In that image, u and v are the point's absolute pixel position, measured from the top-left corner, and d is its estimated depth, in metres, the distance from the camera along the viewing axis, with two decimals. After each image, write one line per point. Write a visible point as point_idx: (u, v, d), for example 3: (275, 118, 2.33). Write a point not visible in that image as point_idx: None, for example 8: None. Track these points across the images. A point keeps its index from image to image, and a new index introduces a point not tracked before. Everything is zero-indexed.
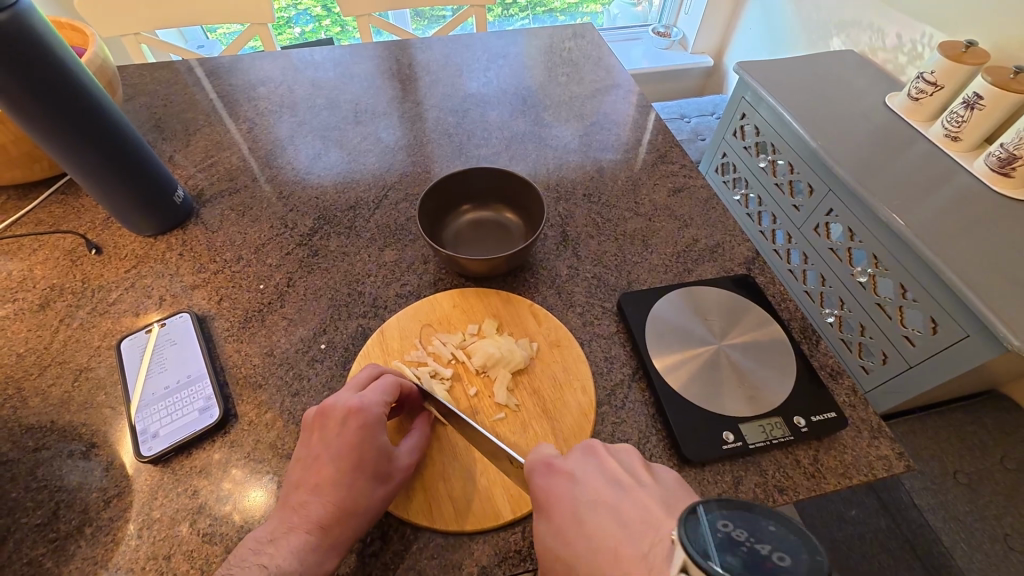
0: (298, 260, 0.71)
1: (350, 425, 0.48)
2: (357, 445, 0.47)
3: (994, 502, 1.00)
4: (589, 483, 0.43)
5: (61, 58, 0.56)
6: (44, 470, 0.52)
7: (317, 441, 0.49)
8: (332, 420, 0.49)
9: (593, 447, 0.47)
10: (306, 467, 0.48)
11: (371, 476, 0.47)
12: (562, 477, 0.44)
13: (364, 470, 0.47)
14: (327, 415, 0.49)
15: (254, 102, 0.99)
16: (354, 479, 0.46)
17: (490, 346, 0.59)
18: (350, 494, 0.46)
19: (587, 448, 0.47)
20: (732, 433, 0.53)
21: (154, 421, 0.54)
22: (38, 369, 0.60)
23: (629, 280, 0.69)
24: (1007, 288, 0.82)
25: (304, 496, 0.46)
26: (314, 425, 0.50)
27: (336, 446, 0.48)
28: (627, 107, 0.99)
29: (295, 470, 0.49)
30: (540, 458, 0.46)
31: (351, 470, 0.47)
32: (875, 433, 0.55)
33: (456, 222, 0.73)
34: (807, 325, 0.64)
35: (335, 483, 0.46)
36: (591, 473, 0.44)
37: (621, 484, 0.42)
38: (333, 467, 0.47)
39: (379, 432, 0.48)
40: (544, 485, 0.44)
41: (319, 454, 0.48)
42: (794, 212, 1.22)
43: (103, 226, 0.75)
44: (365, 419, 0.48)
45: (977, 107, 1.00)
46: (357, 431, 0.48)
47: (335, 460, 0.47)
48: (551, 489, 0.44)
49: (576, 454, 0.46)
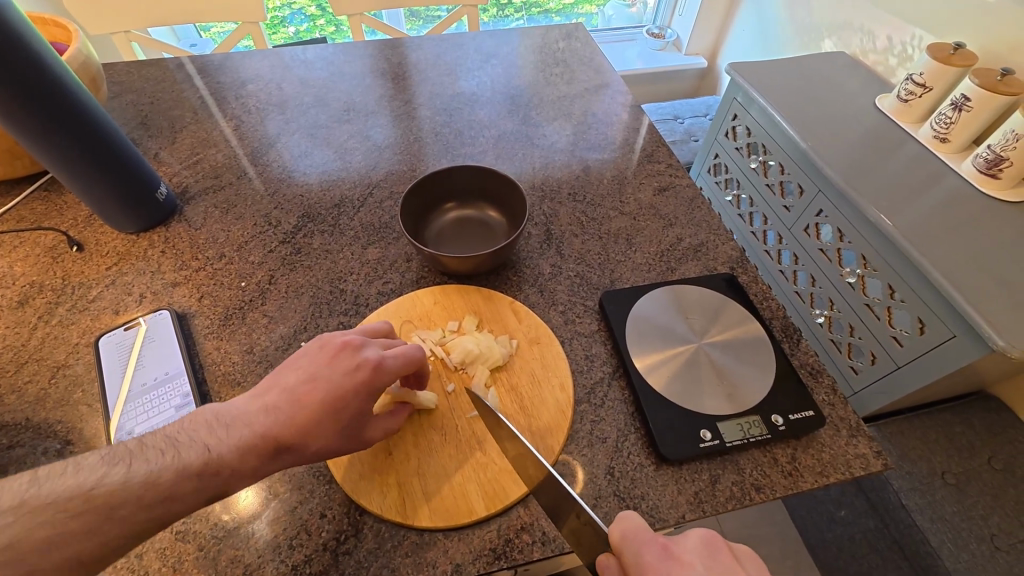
0: (281, 258, 0.71)
1: (360, 376, 0.46)
2: (348, 394, 0.45)
3: (980, 502, 1.00)
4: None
5: (41, 55, 0.56)
6: (18, 468, 0.52)
7: (322, 369, 0.47)
8: (349, 359, 0.47)
9: (717, 539, 0.38)
10: (299, 381, 0.46)
11: (340, 431, 0.45)
12: (680, 567, 0.37)
13: (338, 420, 0.45)
14: (349, 355, 0.47)
15: (242, 100, 0.98)
16: (325, 424, 0.45)
17: (469, 343, 0.59)
18: (310, 429, 0.44)
19: (709, 538, 0.38)
20: (710, 430, 0.53)
21: (129, 418, 0.54)
22: (15, 367, 0.59)
23: (613, 278, 0.69)
24: (993, 289, 0.83)
25: (268, 410, 0.45)
26: (332, 351, 0.48)
27: (335, 383, 0.46)
28: (616, 107, 0.99)
29: (292, 380, 0.47)
30: (648, 534, 0.39)
31: (328, 416, 0.45)
32: (853, 431, 0.55)
33: (440, 220, 0.72)
34: (788, 324, 0.64)
35: (311, 414, 0.44)
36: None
37: None
38: (318, 401, 0.45)
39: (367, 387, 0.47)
40: (658, 569, 0.37)
41: (316, 381, 0.46)
42: (785, 213, 1.23)
43: (85, 223, 0.75)
44: (375, 379, 0.46)
45: (965, 109, 1.00)
46: (360, 384, 0.46)
47: (326, 394, 0.45)
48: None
49: (695, 541, 0.38)
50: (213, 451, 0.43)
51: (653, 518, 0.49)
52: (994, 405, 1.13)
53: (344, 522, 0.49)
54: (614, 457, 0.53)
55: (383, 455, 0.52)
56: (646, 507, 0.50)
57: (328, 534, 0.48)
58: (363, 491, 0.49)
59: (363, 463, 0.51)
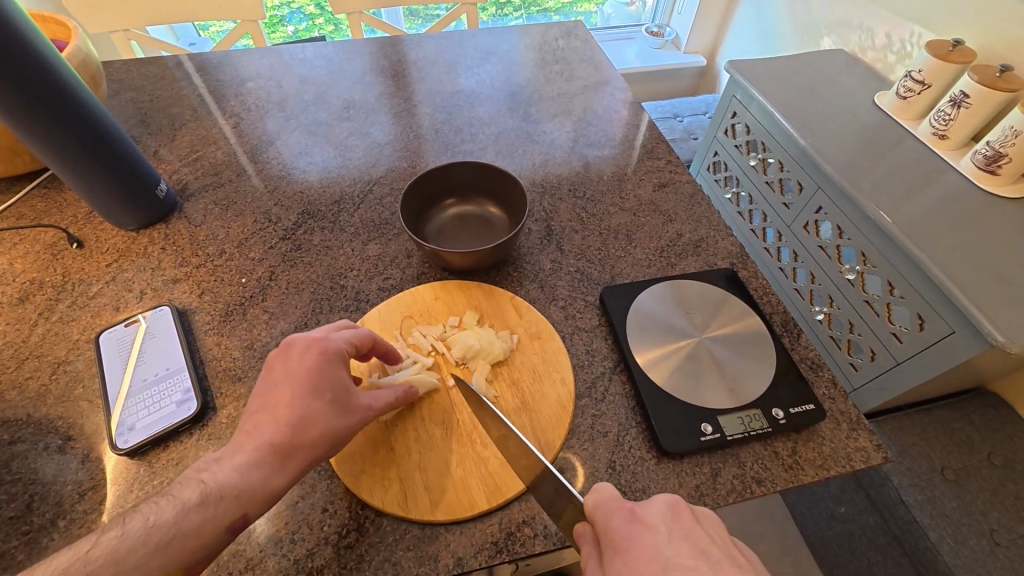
0: (281, 254, 0.71)
1: (310, 354, 0.47)
2: (314, 373, 0.46)
3: (980, 498, 1.00)
4: (677, 547, 0.37)
5: (45, 55, 0.56)
6: (19, 463, 0.52)
7: (275, 371, 0.48)
8: (293, 350, 0.48)
9: (678, 503, 0.40)
10: (262, 395, 0.47)
11: (331, 404, 0.46)
12: (645, 529, 0.38)
13: (323, 396, 0.46)
14: (289, 346, 0.48)
15: (242, 97, 0.98)
16: (312, 404, 0.45)
17: (470, 338, 0.59)
18: (306, 417, 0.45)
19: (671, 502, 0.40)
20: (711, 424, 0.53)
21: (130, 414, 0.54)
22: (16, 363, 0.59)
23: (613, 274, 0.69)
24: (993, 285, 0.83)
25: (258, 420, 0.45)
26: (275, 358, 0.49)
27: (295, 373, 0.47)
28: (616, 104, 0.99)
29: (259, 395, 0.47)
30: (615, 500, 0.40)
31: (310, 395, 0.46)
32: (854, 425, 0.55)
33: (440, 216, 0.73)
34: (789, 318, 0.64)
35: (292, 406, 0.45)
36: (679, 536, 0.38)
37: (713, 554, 0.36)
38: (291, 393, 0.46)
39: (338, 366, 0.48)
40: (622, 533, 0.38)
41: (278, 381, 0.47)
42: (784, 210, 1.23)
43: (86, 220, 0.75)
44: (326, 349, 0.48)
45: (964, 105, 1.00)
46: (316, 358, 0.47)
47: (299, 389, 0.46)
48: (632, 541, 0.37)
49: (659, 505, 0.39)
50: (232, 463, 0.43)
51: None
52: (993, 402, 1.13)
53: (346, 516, 0.49)
54: (615, 451, 0.53)
55: (385, 450, 0.52)
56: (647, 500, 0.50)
57: (330, 528, 0.48)
58: (365, 485, 0.49)
59: (365, 458, 0.51)
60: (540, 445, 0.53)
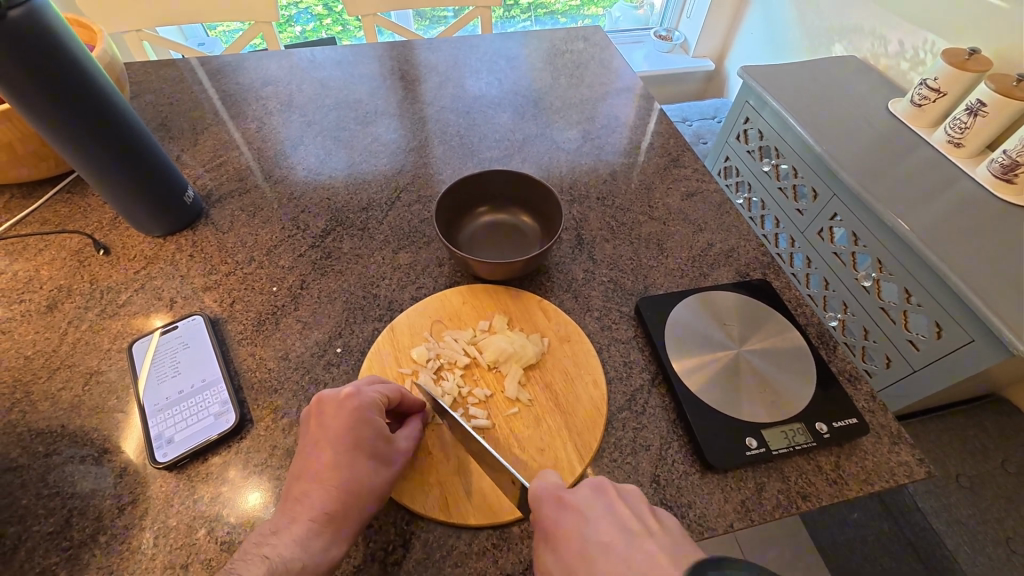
0: (311, 262, 0.70)
1: (345, 411, 0.48)
2: (351, 430, 0.47)
3: (995, 506, 1.00)
4: (598, 525, 0.39)
5: (76, 56, 0.55)
6: (56, 476, 0.51)
7: (315, 429, 0.49)
8: (327, 409, 0.49)
9: (604, 483, 0.42)
10: (306, 456, 0.48)
11: (372, 457, 0.47)
12: (572, 513, 0.40)
13: (365, 451, 0.47)
14: (323, 404, 0.49)
15: (262, 101, 0.98)
16: (355, 459, 0.46)
17: (503, 341, 0.59)
18: (351, 476, 0.46)
19: (597, 484, 0.42)
20: (755, 439, 0.53)
21: (168, 427, 0.53)
22: (47, 372, 0.59)
23: (647, 284, 0.69)
24: (1012, 293, 0.83)
25: (304, 488, 0.46)
26: (312, 417, 0.50)
27: (333, 431, 0.47)
28: (637, 109, 0.99)
29: (303, 452, 0.48)
30: (547, 489, 0.42)
31: (350, 450, 0.47)
32: (895, 439, 0.55)
33: (472, 225, 0.72)
34: (824, 330, 0.64)
35: (337, 467, 0.46)
36: (600, 512, 0.40)
37: (631, 528, 0.38)
38: (332, 452, 0.47)
39: (372, 417, 0.48)
40: (551, 519, 0.40)
41: (318, 440, 0.48)
42: (798, 216, 1.24)
43: (111, 225, 0.74)
44: (360, 403, 0.48)
45: (980, 114, 1.00)
46: (351, 415, 0.48)
47: (335, 445, 0.47)
48: (558, 527, 0.40)
49: (584, 489, 0.42)
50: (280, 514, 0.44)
51: (702, 526, 0.49)
52: (1007, 408, 1.13)
53: (391, 531, 0.48)
54: (658, 465, 0.53)
55: (417, 457, 0.51)
56: (693, 515, 0.50)
57: (376, 544, 0.47)
58: (406, 494, 0.49)
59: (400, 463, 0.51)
60: (577, 448, 0.53)
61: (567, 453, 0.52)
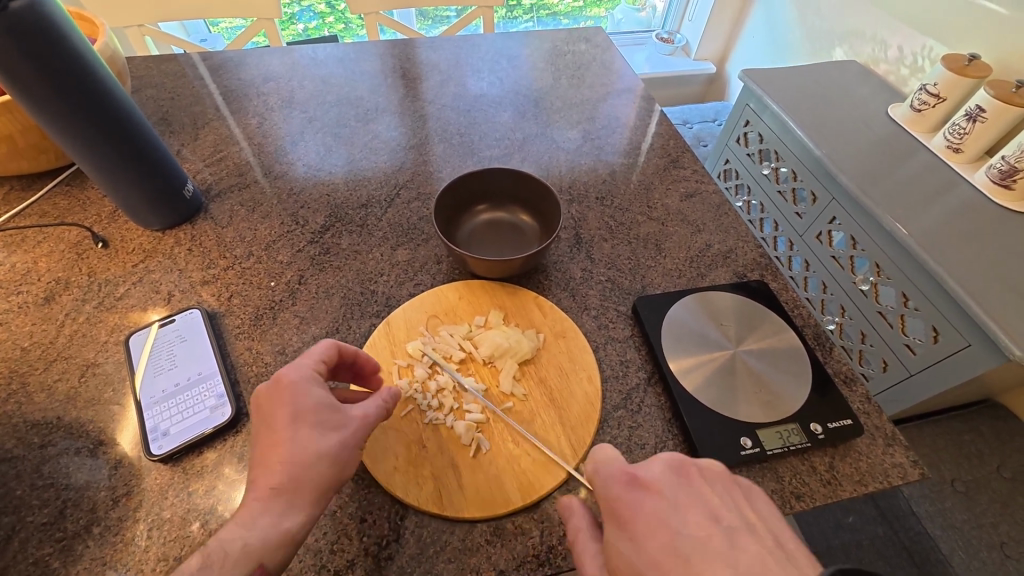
0: (309, 258, 0.70)
1: (281, 392, 0.46)
2: (291, 405, 0.45)
3: (990, 510, 1.01)
4: (687, 512, 0.39)
5: (78, 48, 0.55)
6: (51, 468, 0.51)
7: (257, 421, 0.46)
8: (263, 398, 0.47)
9: (682, 465, 0.42)
10: (256, 450, 0.45)
11: (320, 425, 0.45)
12: (649, 495, 0.40)
13: (310, 421, 0.45)
14: (258, 397, 0.47)
15: (263, 97, 0.98)
16: (303, 430, 0.45)
17: (498, 337, 0.59)
18: (305, 447, 0.44)
19: (676, 464, 0.42)
20: (750, 438, 0.53)
21: (164, 419, 0.53)
22: (43, 364, 0.59)
23: (644, 284, 0.69)
24: (1009, 298, 0.83)
25: (262, 475, 0.44)
26: (254, 414, 0.47)
27: (276, 414, 0.45)
28: (638, 110, 0.99)
29: (256, 443, 0.46)
30: (619, 469, 0.42)
31: (296, 423, 0.45)
32: (889, 440, 0.55)
33: (470, 222, 0.72)
34: (820, 332, 0.64)
35: (288, 443, 0.44)
36: (684, 500, 0.40)
37: (725, 521, 0.38)
38: (279, 431, 0.44)
39: (309, 389, 0.47)
40: (625, 500, 0.40)
41: (263, 428, 0.45)
42: (797, 219, 1.24)
43: (109, 218, 0.74)
44: (295, 379, 0.47)
45: (979, 119, 1.01)
46: (288, 391, 0.46)
47: (280, 424, 0.45)
48: (632, 508, 0.39)
49: (662, 468, 0.41)
50: None
51: None
52: (1003, 413, 1.14)
53: (385, 526, 0.48)
54: None
55: (410, 449, 0.51)
56: None
57: (370, 539, 0.47)
58: (400, 487, 0.49)
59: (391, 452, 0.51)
60: (571, 444, 0.53)
61: (562, 448, 0.52)
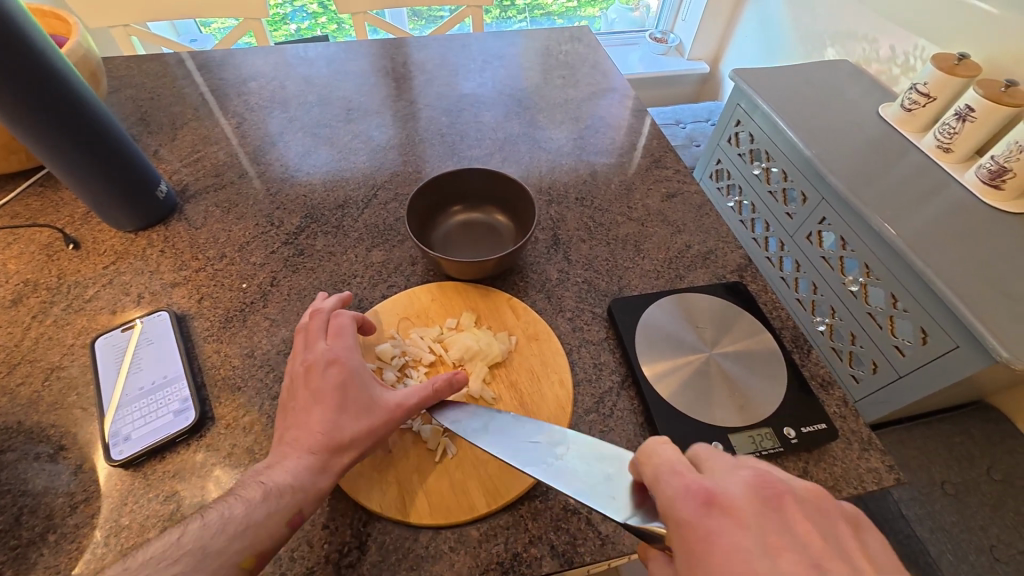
0: (283, 259, 0.70)
1: (331, 369, 0.49)
2: (338, 384, 0.48)
3: (979, 513, 1.00)
4: (774, 543, 0.32)
5: (41, 47, 0.54)
6: (9, 473, 0.50)
7: (300, 393, 0.49)
8: (311, 369, 0.50)
9: (768, 483, 0.35)
10: (294, 422, 0.48)
11: (357, 410, 0.48)
12: (729, 519, 0.33)
13: (350, 404, 0.48)
14: (305, 369, 0.50)
15: (245, 97, 0.97)
16: (341, 415, 0.47)
17: (469, 339, 0.58)
18: (342, 431, 0.46)
19: (760, 481, 0.35)
20: (722, 443, 0.52)
21: (126, 424, 0.52)
22: (7, 368, 0.58)
23: (621, 286, 0.68)
24: (997, 300, 0.82)
25: (293, 434, 0.47)
26: (296, 384, 0.50)
27: (322, 391, 0.48)
28: (623, 111, 0.98)
29: (289, 397, 0.50)
30: (692, 482, 0.35)
31: (337, 406, 0.47)
32: (865, 445, 0.54)
33: (447, 223, 0.71)
34: (798, 334, 0.63)
35: (326, 423, 0.47)
36: (772, 526, 0.32)
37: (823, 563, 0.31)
38: (321, 410, 0.47)
39: (357, 372, 0.49)
40: (696, 524, 0.33)
41: (306, 402, 0.48)
42: (787, 220, 1.23)
43: (82, 220, 0.73)
44: (344, 361, 0.50)
45: (968, 119, 1.00)
46: (336, 373, 0.49)
47: (324, 401, 0.48)
48: (707, 532, 0.33)
49: (742, 483, 0.35)
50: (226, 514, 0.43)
51: None
52: (993, 416, 1.13)
53: (347, 533, 0.47)
54: None
55: (374, 454, 0.50)
56: None
57: (331, 546, 0.46)
58: (362, 493, 0.48)
59: None
60: None
61: None
